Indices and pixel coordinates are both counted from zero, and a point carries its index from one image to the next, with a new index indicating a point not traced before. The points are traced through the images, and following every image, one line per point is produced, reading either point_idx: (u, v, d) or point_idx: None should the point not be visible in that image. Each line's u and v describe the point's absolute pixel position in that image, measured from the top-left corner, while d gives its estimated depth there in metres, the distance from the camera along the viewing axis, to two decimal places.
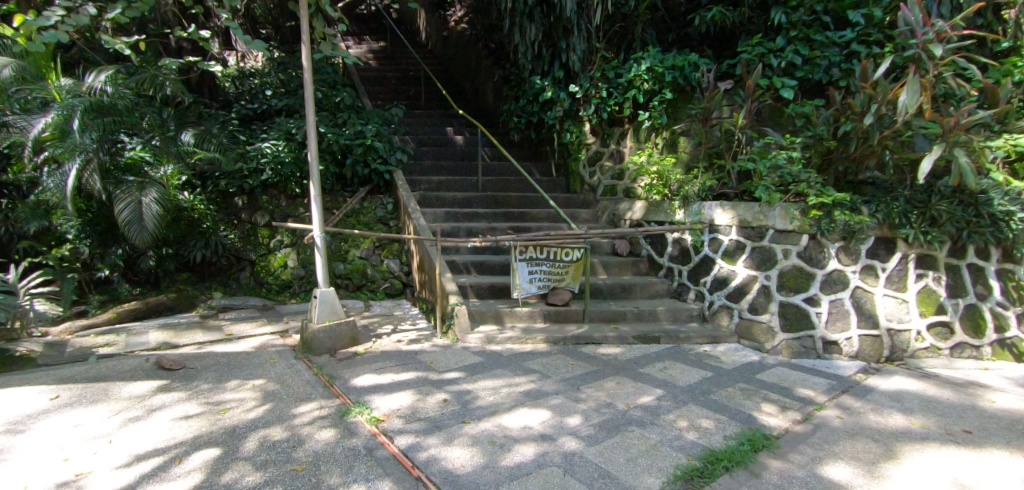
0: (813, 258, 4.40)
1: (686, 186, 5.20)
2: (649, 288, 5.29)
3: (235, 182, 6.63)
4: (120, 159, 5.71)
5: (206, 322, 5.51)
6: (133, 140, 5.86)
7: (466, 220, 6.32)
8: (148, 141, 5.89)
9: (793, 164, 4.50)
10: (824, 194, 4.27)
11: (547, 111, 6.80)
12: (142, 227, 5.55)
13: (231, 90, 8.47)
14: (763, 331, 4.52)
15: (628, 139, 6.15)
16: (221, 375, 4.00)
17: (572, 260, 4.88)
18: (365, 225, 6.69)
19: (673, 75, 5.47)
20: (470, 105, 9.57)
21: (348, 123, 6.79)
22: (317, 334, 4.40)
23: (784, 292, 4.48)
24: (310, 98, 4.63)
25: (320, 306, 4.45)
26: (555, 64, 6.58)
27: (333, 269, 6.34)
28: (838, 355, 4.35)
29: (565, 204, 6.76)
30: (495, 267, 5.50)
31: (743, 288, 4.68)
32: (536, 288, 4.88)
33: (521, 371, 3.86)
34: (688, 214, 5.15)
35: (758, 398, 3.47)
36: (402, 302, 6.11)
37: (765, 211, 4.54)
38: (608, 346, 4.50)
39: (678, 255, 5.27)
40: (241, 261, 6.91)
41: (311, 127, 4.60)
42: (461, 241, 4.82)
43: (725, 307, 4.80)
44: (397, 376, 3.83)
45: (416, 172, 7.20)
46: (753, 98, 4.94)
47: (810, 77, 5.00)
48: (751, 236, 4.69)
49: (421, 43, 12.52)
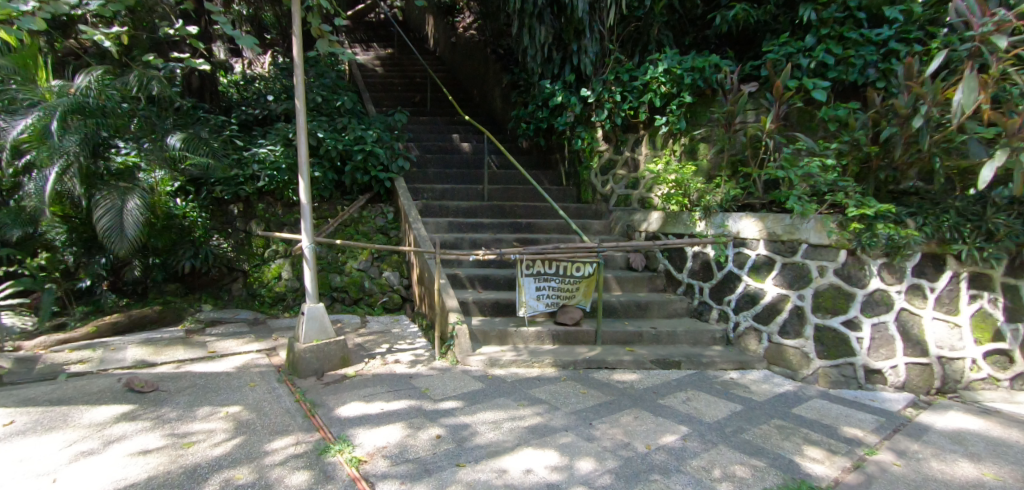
0: (852, 276, 3.96)
1: (707, 196, 4.77)
2: (667, 306, 4.86)
3: (230, 188, 6.27)
4: (111, 165, 5.45)
5: (190, 338, 5.12)
6: (126, 145, 5.56)
7: (471, 231, 5.94)
8: (143, 146, 5.59)
9: (827, 172, 4.13)
10: (866, 205, 3.85)
11: (558, 117, 6.44)
12: (122, 237, 5.16)
13: (234, 96, 8.23)
14: (797, 357, 4.07)
15: (643, 146, 5.78)
16: (193, 400, 3.61)
17: (583, 276, 4.46)
18: (363, 236, 6.35)
19: (693, 78, 5.06)
20: (477, 112, 9.22)
21: (347, 128, 6.45)
22: (303, 354, 4.02)
23: (820, 313, 4.02)
24: (303, 97, 4.28)
25: (308, 323, 4.08)
26: (566, 67, 6.25)
27: (329, 282, 5.98)
28: (883, 385, 3.89)
29: (577, 214, 6.37)
30: (501, 282, 5.08)
31: (773, 309, 4.24)
32: (543, 306, 4.49)
33: (526, 401, 3.45)
34: (710, 226, 4.72)
35: (799, 439, 3.04)
36: (401, 318, 5.70)
37: (798, 224, 4.11)
38: (623, 372, 4.07)
39: (699, 271, 4.84)
40: (233, 272, 6.49)
41: (302, 128, 4.21)
42: (463, 253, 4.46)
43: (752, 329, 4.35)
44: (387, 404, 3.42)
45: (419, 181, 6.83)
46: (781, 101, 4.53)
47: (845, 78, 4.58)
48: (781, 251, 4.25)
49: (429, 50, 12.23)
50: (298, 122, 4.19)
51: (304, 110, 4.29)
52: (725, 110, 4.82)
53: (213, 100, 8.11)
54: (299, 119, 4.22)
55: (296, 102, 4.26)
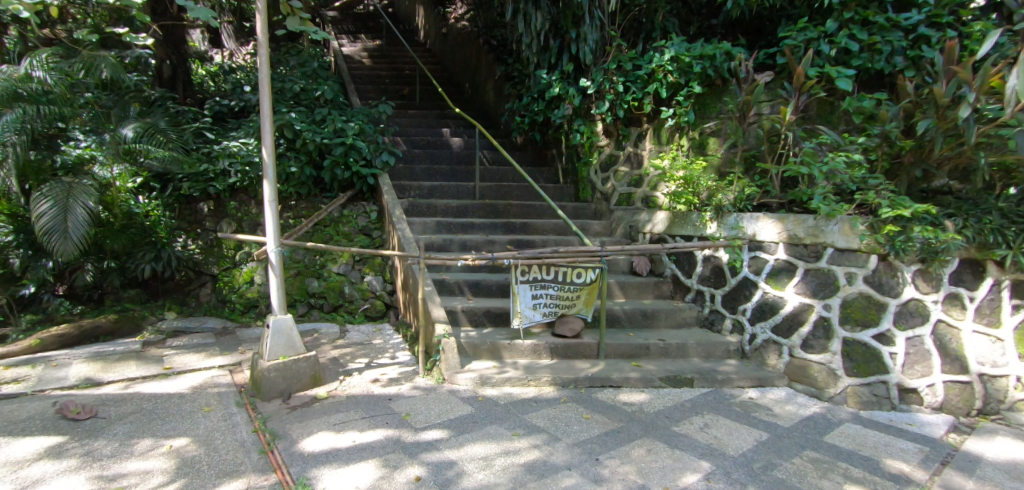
0: (884, 284, 3.54)
1: (718, 195, 4.35)
2: (674, 315, 4.44)
3: (199, 185, 5.79)
4: (66, 157, 5.07)
5: (146, 352, 4.63)
6: (87, 137, 5.18)
7: (460, 233, 5.48)
8: (102, 138, 5.17)
9: (854, 169, 3.74)
10: (900, 205, 3.44)
11: (554, 109, 5.99)
12: (65, 238, 4.65)
13: (210, 89, 7.72)
14: (822, 374, 3.65)
15: (647, 140, 5.36)
16: (134, 431, 3.18)
17: (584, 283, 4.02)
18: (344, 237, 5.87)
19: (701, 66, 4.66)
20: (468, 106, 8.76)
21: (327, 120, 5.99)
22: (266, 373, 3.55)
23: (848, 326, 3.61)
24: (267, 80, 3.82)
25: (273, 338, 3.61)
26: (564, 56, 5.82)
27: (307, 287, 5.52)
28: (919, 406, 3.49)
29: (574, 214, 5.93)
30: (493, 288, 4.62)
31: (794, 320, 3.82)
32: (540, 316, 4.04)
33: (522, 430, 3.03)
34: (722, 227, 4.29)
35: (837, 477, 2.64)
36: (384, 327, 5.22)
37: (823, 225, 3.69)
38: (630, 391, 3.64)
39: (710, 276, 4.43)
40: (201, 276, 6.00)
41: (266, 116, 3.74)
42: (450, 258, 4.01)
43: (772, 342, 3.94)
44: (360, 436, 2.99)
45: (405, 177, 6.35)
46: (801, 91, 4.13)
47: (871, 66, 4.18)
48: (803, 255, 3.84)
49: (419, 41, 11.73)
50: (262, 110, 3.72)
51: (269, 95, 3.82)
52: (739, 100, 4.40)
53: (186, 92, 7.44)
54: (262, 106, 3.74)
55: (259, 86, 3.80)
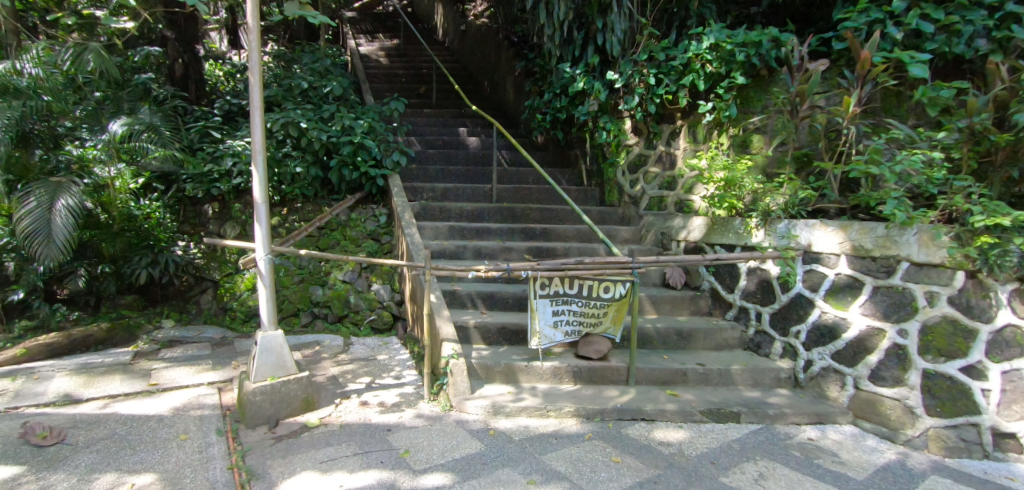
0: (973, 307, 2.98)
1: (766, 198, 3.82)
2: (714, 336, 3.91)
3: (202, 186, 5.47)
4: (66, 157, 4.84)
5: (134, 364, 4.27)
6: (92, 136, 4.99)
7: (474, 238, 5.04)
8: (104, 137, 4.94)
9: (933, 170, 3.19)
10: (997, 212, 2.88)
11: (578, 106, 5.52)
12: (49, 242, 4.34)
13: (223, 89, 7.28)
14: (896, 412, 3.12)
15: (682, 138, 4.85)
16: (99, 461, 2.78)
17: (613, 298, 3.52)
18: (350, 243, 5.48)
19: (746, 54, 4.12)
20: (487, 105, 8.32)
21: (335, 117, 5.62)
22: (252, 398, 3.13)
23: (929, 356, 3.06)
24: (259, 70, 3.44)
25: (261, 358, 3.20)
26: (589, 48, 5.33)
27: (311, 295, 5.15)
28: (1019, 455, 2.92)
29: (600, 219, 5.43)
30: (509, 301, 4.15)
31: (860, 347, 3.28)
32: (562, 336, 3.56)
33: (539, 476, 2.62)
34: (771, 236, 3.76)
35: None
36: (391, 341, 4.79)
37: (895, 236, 3.16)
38: (666, 426, 3.14)
39: (756, 292, 3.88)
40: (202, 282, 5.62)
41: (256, 109, 3.34)
42: (459, 269, 3.56)
43: (832, 370, 3.40)
44: (349, 479, 2.57)
45: (418, 179, 5.93)
46: (865, 80, 3.60)
47: (948, 51, 3.61)
48: (870, 270, 3.30)
49: (437, 40, 11.36)
50: (252, 102, 3.32)
51: (260, 86, 3.43)
52: (791, 92, 3.86)
53: (199, 92, 7.01)
54: (252, 98, 3.35)
55: (250, 76, 3.41)
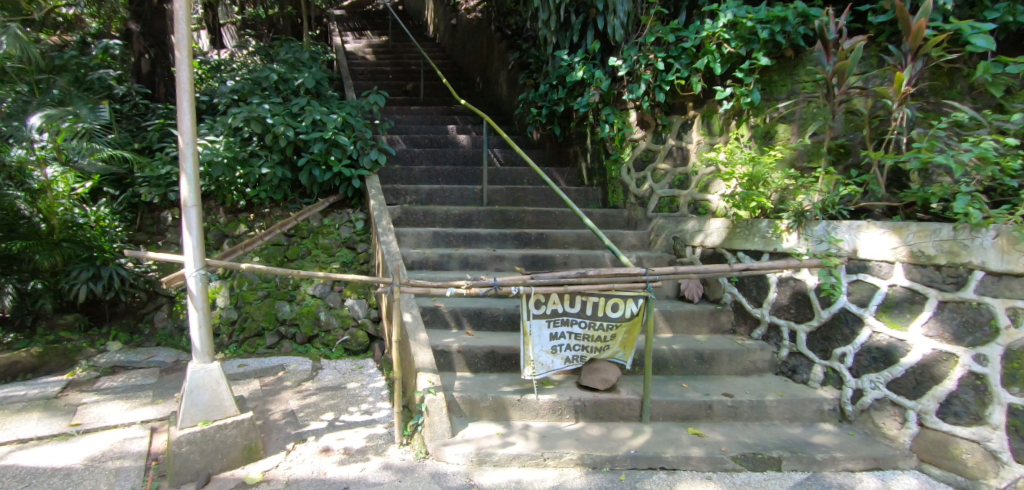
0: None
1: (799, 196, 3.24)
2: (741, 359, 3.32)
3: (158, 191, 4.84)
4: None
5: (60, 399, 3.66)
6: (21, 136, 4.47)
7: (461, 246, 4.45)
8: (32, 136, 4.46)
9: (1010, 159, 2.62)
10: None
11: (576, 97, 4.95)
12: None
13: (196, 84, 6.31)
14: (974, 457, 2.53)
15: (695, 130, 4.28)
16: None
17: (622, 318, 2.93)
18: (323, 252, 4.89)
19: (769, 31, 3.54)
20: (480, 102, 7.72)
21: (305, 111, 5.02)
22: (179, 450, 2.60)
23: (1016, 388, 2.46)
24: (189, 43, 2.81)
25: (190, 398, 2.68)
26: (587, 33, 4.75)
27: (277, 313, 4.55)
28: None
29: (603, 223, 4.84)
30: (499, 319, 3.56)
31: (925, 375, 2.70)
32: (561, 364, 2.97)
33: None
34: (807, 240, 3.17)
35: None
36: (366, 365, 4.17)
37: (966, 240, 2.58)
38: (691, 477, 2.57)
39: (789, 306, 3.30)
40: (156, 298, 5.05)
41: (184, 92, 2.75)
42: (438, 285, 2.95)
43: (889, 403, 2.81)
44: None
45: (400, 180, 5.32)
46: (916, 55, 3.04)
47: (1013, 20, 3.04)
48: (934, 281, 2.72)
49: (428, 37, 10.77)
50: (178, 85, 2.73)
51: (190, 62, 2.81)
52: (825, 72, 3.28)
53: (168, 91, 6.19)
54: (180, 79, 2.75)
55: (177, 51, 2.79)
